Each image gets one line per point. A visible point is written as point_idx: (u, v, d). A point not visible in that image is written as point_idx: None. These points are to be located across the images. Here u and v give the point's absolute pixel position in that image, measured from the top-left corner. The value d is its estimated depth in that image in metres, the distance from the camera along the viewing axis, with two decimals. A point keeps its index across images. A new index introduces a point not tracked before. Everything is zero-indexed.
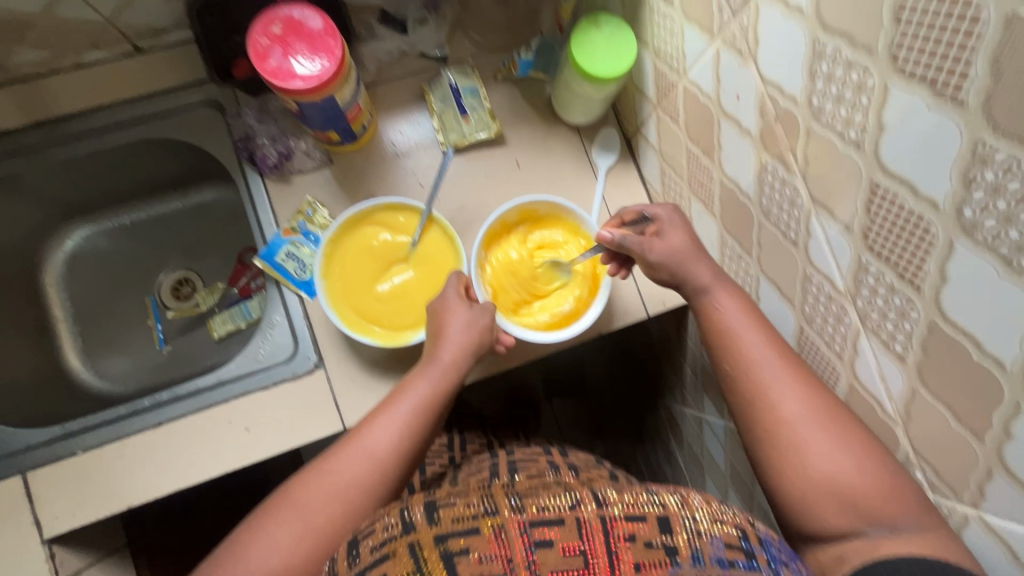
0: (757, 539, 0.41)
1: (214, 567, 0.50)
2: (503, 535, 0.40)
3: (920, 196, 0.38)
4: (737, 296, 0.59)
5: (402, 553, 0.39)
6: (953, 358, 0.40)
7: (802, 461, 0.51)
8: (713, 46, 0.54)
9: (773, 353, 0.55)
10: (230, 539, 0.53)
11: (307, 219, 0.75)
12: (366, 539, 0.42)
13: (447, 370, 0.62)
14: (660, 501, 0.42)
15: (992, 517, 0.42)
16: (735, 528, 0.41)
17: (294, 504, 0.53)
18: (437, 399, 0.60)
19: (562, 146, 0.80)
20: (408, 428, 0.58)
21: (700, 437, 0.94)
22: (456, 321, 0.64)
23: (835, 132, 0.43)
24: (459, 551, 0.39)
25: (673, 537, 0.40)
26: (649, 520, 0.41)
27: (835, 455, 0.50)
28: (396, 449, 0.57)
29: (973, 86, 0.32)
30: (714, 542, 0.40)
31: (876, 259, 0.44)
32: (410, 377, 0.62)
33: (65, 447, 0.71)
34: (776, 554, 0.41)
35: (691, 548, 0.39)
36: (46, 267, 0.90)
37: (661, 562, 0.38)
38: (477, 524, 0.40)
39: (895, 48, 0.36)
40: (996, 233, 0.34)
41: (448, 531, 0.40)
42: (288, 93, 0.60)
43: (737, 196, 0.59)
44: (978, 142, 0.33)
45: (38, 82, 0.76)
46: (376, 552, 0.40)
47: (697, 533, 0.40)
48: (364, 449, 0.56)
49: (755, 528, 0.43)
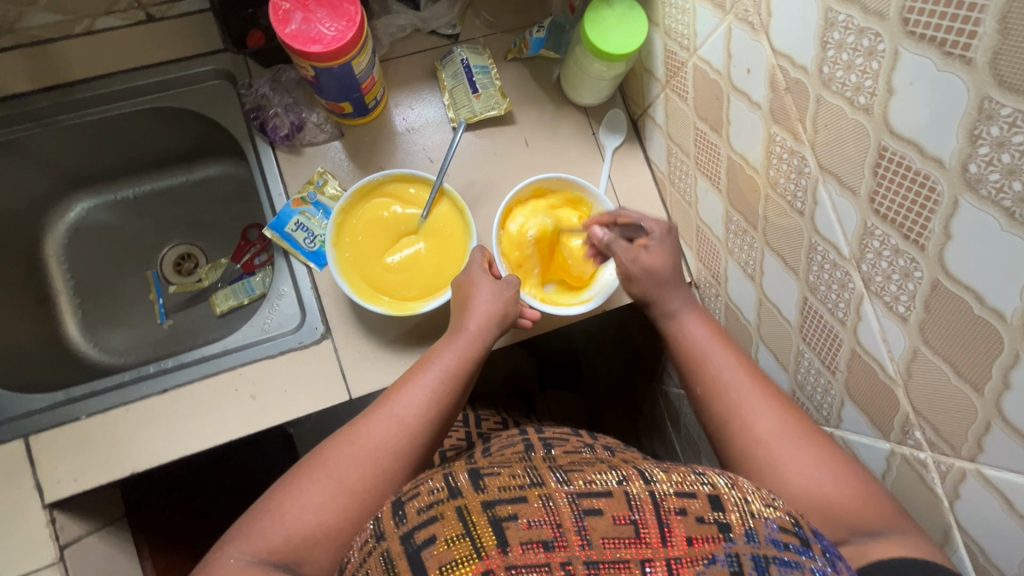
0: (810, 529, 0.43)
1: (247, 526, 0.51)
2: (552, 504, 0.41)
3: (927, 155, 0.40)
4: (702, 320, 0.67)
5: (450, 516, 0.41)
6: (955, 313, 0.41)
7: (781, 466, 0.54)
8: (725, 21, 0.56)
9: (745, 377, 0.60)
10: (262, 501, 0.53)
11: (317, 189, 0.76)
12: (412, 501, 0.43)
13: (473, 339, 0.64)
14: (710, 481, 0.44)
15: (989, 469, 0.43)
16: (787, 514, 0.43)
17: (326, 465, 0.53)
18: (466, 365, 0.62)
19: (570, 126, 0.82)
20: (436, 396, 0.59)
21: (697, 419, 0.95)
22: (483, 293, 0.66)
23: (845, 99, 0.45)
24: (507, 517, 0.40)
25: (726, 514, 0.42)
26: (700, 497, 0.43)
27: (811, 465, 0.53)
28: (426, 413, 0.58)
29: (982, 43, 0.34)
30: (768, 524, 0.42)
31: (882, 222, 0.45)
32: (437, 348, 0.64)
33: (69, 413, 0.70)
34: (828, 546, 0.42)
35: (745, 526, 0.41)
36: (48, 238, 0.89)
37: (716, 538, 0.40)
38: (524, 493, 0.42)
39: (906, 12, 0.38)
40: (999, 186, 0.35)
41: (496, 498, 0.42)
42: (307, 58, 0.61)
43: (744, 171, 0.61)
44: (984, 99, 0.35)
45: (49, 48, 0.76)
46: (423, 513, 0.42)
47: (751, 514, 0.42)
48: (394, 414, 0.57)
49: (805, 521, 0.44)
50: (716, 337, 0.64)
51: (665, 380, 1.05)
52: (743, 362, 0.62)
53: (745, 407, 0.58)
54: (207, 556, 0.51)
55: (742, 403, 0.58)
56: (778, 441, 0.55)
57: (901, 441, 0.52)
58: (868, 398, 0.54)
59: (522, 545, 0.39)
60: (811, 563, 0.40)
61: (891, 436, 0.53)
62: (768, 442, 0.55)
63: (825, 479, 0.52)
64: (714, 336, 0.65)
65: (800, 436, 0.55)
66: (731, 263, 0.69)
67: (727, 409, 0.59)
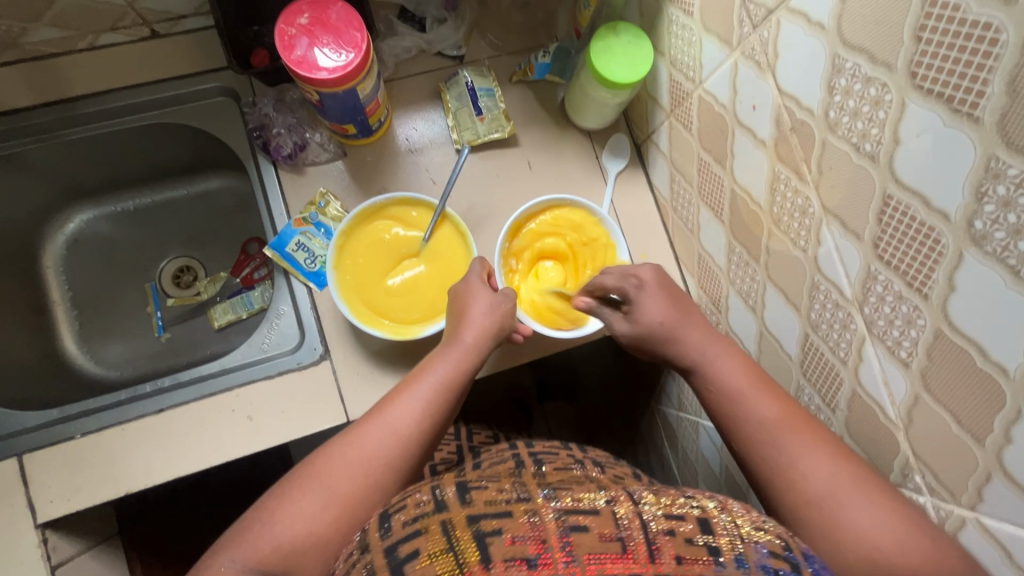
0: (800, 552, 0.42)
1: (237, 535, 0.50)
2: (537, 520, 0.40)
3: (932, 208, 0.40)
4: (736, 357, 0.62)
5: (435, 530, 0.40)
6: (958, 365, 0.41)
7: (841, 517, 0.49)
8: (731, 57, 0.56)
9: (788, 422, 0.55)
10: (255, 508, 0.53)
11: (319, 210, 0.76)
12: (397, 514, 0.43)
13: (468, 351, 0.63)
14: (699, 504, 0.45)
15: (989, 519, 0.43)
16: (778, 538, 0.42)
17: (318, 475, 0.53)
18: (460, 375, 0.62)
19: (573, 150, 0.82)
20: (429, 407, 0.59)
21: (695, 442, 0.95)
22: (479, 305, 0.65)
23: (851, 144, 0.45)
24: (492, 532, 0.39)
25: (716, 537, 0.41)
26: (688, 519, 0.43)
27: (876, 515, 0.48)
28: (419, 425, 0.58)
29: (989, 104, 0.34)
30: (759, 549, 0.41)
31: (885, 268, 0.45)
32: (431, 358, 0.63)
33: (63, 432, 0.69)
34: (820, 568, 0.41)
35: (734, 551, 0.40)
36: (47, 249, 0.89)
37: (704, 560, 0.39)
38: (509, 508, 0.42)
39: (914, 66, 0.38)
40: (1005, 245, 0.35)
41: (480, 512, 0.41)
42: (313, 83, 0.61)
43: (747, 204, 0.61)
44: (991, 158, 0.35)
45: (51, 62, 0.76)
46: (408, 527, 0.41)
47: (739, 536, 0.41)
48: (388, 424, 0.57)
49: (796, 542, 0.43)
50: (755, 382, 0.59)
51: (663, 400, 1.05)
52: (783, 405, 0.57)
53: (791, 450, 0.54)
54: (197, 564, 0.51)
55: (784, 449, 0.54)
56: (839, 492, 0.50)
57: (900, 482, 0.52)
58: (867, 438, 0.54)
59: (506, 561, 0.37)
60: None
61: (890, 477, 0.53)
62: (821, 495, 0.51)
63: (891, 534, 0.47)
64: (753, 377, 0.60)
65: (859, 484, 0.50)
66: (732, 293, 0.69)
67: (768, 456, 0.55)
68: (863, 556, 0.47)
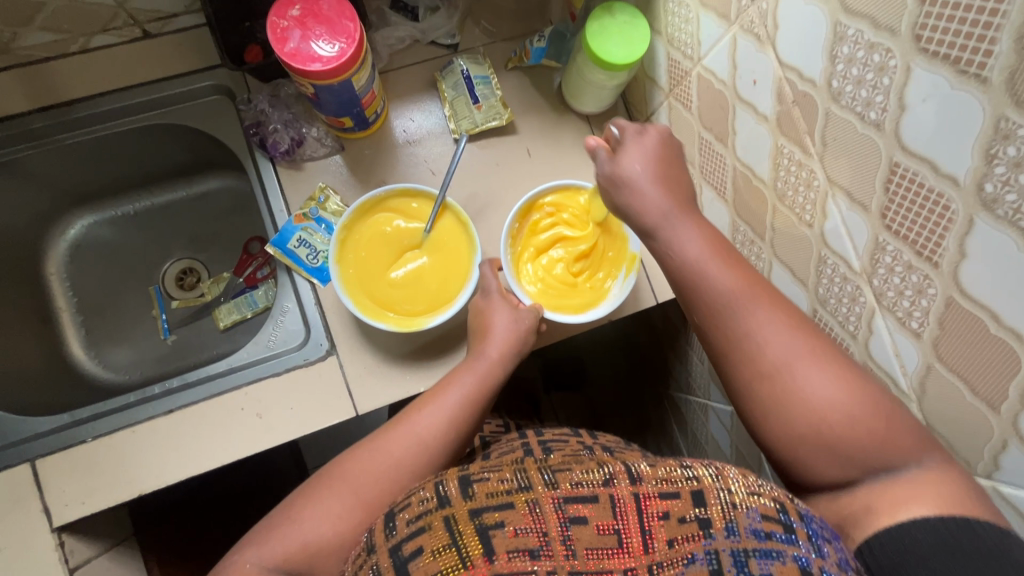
0: (797, 513, 0.41)
1: (268, 529, 0.51)
2: (538, 509, 0.41)
3: (940, 173, 0.39)
4: (698, 229, 0.56)
5: (438, 527, 0.41)
6: (970, 332, 0.41)
7: (801, 387, 0.48)
8: (730, 31, 0.55)
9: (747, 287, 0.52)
10: (283, 504, 0.53)
11: (319, 205, 0.75)
12: (401, 513, 0.43)
13: (495, 364, 0.64)
14: (694, 475, 0.44)
15: (1005, 487, 0.43)
16: (772, 501, 0.41)
17: (346, 476, 0.53)
18: (487, 390, 0.62)
19: (572, 134, 0.81)
20: (456, 417, 0.59)
21: (704, 424, 0.95)
22: (502, 320, 0.66)
23: (855, 114, 0.44)
24: (495, 524, 0.40)
25: (708, 509, 0.41)
26: (682, 495, 0.42)
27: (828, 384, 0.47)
28: (444, 435, 0.57)
29: (998, 62, 0.33)
30: (750, 513, 0.41)
31: (893, 238, 0.45)
32: (458, 370, 0.63)
33: (73, 436, 0.70)
34: (816, 529, 0.41)
35: (725, 519, 0.40)
36: (49, 256, 0.89)
37: (694, 535, 0.40)
38: (511, 499, 0.42)
39: (918, 29, 0.37)
40: (1017, 207, 0.35)
41: (482, 505, 0.42)
42: (307, 76, 0.60)
43: (750, 180, 0.60)
44: (1000, 119, 0.34)
45: (44, 67, 0.75)
46: (411, 525, 0.42)
47: (732, 505, 0.41)
48: (414, 432, 0.57)
49: (794, 502, 0.42)
50: (714, 252, 0.55)
51: (671, 384, 1.05)
52: (742, 274, 0.53)
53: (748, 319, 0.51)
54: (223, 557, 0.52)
55: (744, 318, 0.51)
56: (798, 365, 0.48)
57: None
58: None
59: (509, 553, 0.39)
60: (795, 549, 0.39)
61: None
62: (776, 364, 0.49)
63: (844, 409, 0.46)
64: (710, 245, 0.55)
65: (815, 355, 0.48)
66: None
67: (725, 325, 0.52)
68: (811, 427, 0.47)
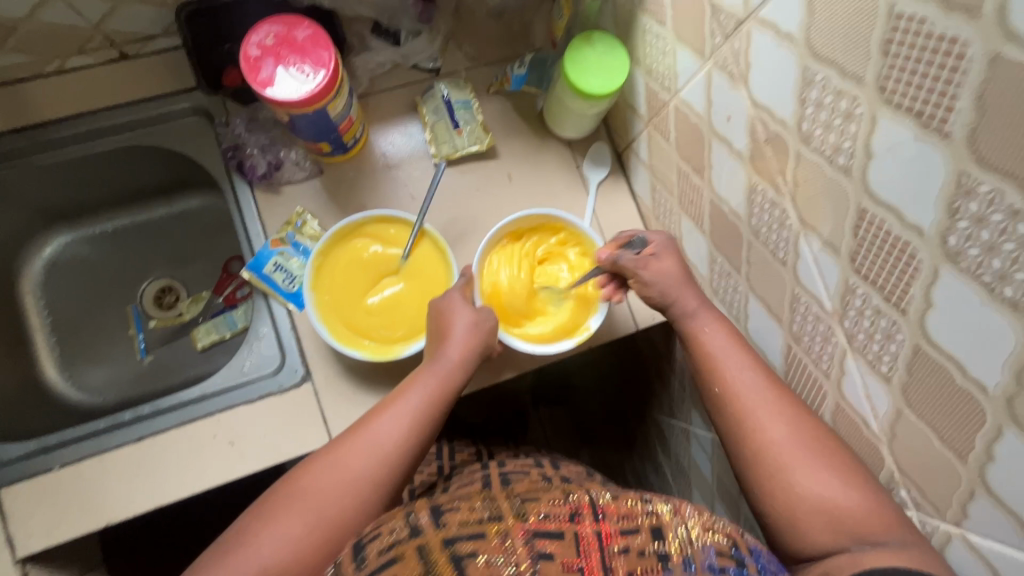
0: (745, 548, 0.43)
1: (215, 563, 0.49)
2: (510, 542, 0.40)
3: (906, 222, 0.39)
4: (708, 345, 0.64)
5: (409, 556, 0.39)
6: (937, 381, 0.41)
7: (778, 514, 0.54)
8: (704, 67, 0.55)
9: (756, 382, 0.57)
10: (240, 527, 0.52)
11: (296, 229, 0.74)
12: (372, 543, 0.42)
13: (454, 368, 0.62)
14: (653, 510, 0.44)
15: (975, 536, 0.42)
16: (725, 538, 0.43)
17: (305, 496, 0.53)
18: (446, 395, 0.61)
19: (554, 159, 0.80)
20: (415, 424, 0.59)
21: (687, 449, 0.94)
22: (466, 329, 0.64)
23: (824, 157, 0.44)
24: (467, 554, 0.39)
25: (666, 543, 0.42)
26: (643, 530, 0.42)
27: (820, 480, 0.50)
28: (405, 442, 0.57)
29: (959, 119, 0.33)
30: (706, 550, 0.42)
31: (863, 282, 0.44)
32: (415, 374, 0.63)
33: (40, 464, 0.68)
34: (764, 562, 0.43)
35: (683, 554, 0.41)
36: (23, 275, 0.88)
37: (654, 567, 0.40)
38: (482, 530, 0.41)
39: (883, 80, 0.37)
40: (979, 261, 0.35)
41: (455, 535, 0.40)
42: (281, 105, 0.60)
43: (726, 215, 0.60)
44: (962, 173, 0.34)
45: (18, 88, 0.74)
46: (383, 555, 0.40)
47: (689, 541, 0.42)
48: (372, 443, 0.56)
49: (743, 539, 0.44)
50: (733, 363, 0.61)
51: (656, 407, 1.04)
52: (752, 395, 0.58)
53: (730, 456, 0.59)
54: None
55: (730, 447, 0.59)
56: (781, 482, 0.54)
57: None
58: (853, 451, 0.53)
59: None
60: None
61: None
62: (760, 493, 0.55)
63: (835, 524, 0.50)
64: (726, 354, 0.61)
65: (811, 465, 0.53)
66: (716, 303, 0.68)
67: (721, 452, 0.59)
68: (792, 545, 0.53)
